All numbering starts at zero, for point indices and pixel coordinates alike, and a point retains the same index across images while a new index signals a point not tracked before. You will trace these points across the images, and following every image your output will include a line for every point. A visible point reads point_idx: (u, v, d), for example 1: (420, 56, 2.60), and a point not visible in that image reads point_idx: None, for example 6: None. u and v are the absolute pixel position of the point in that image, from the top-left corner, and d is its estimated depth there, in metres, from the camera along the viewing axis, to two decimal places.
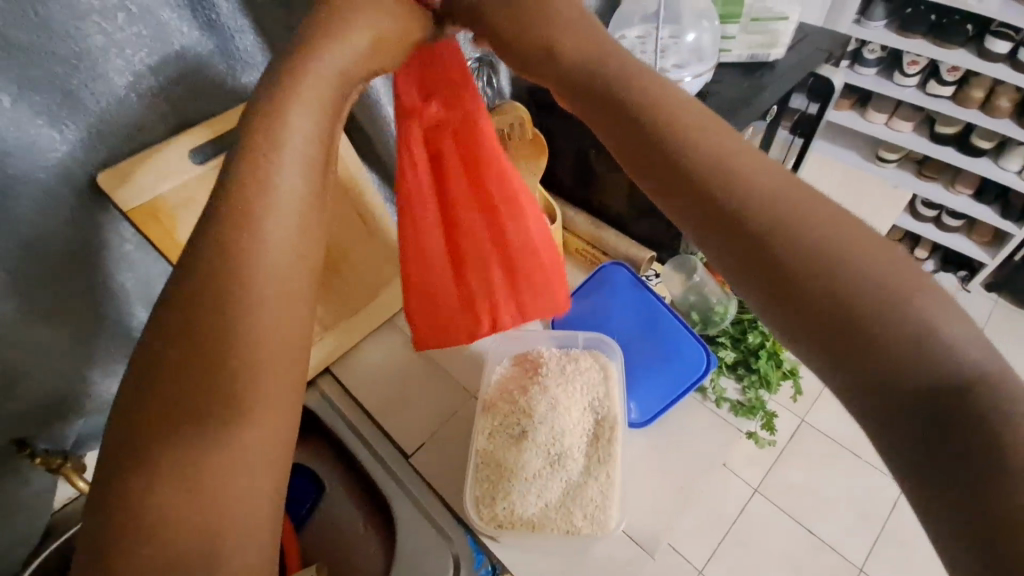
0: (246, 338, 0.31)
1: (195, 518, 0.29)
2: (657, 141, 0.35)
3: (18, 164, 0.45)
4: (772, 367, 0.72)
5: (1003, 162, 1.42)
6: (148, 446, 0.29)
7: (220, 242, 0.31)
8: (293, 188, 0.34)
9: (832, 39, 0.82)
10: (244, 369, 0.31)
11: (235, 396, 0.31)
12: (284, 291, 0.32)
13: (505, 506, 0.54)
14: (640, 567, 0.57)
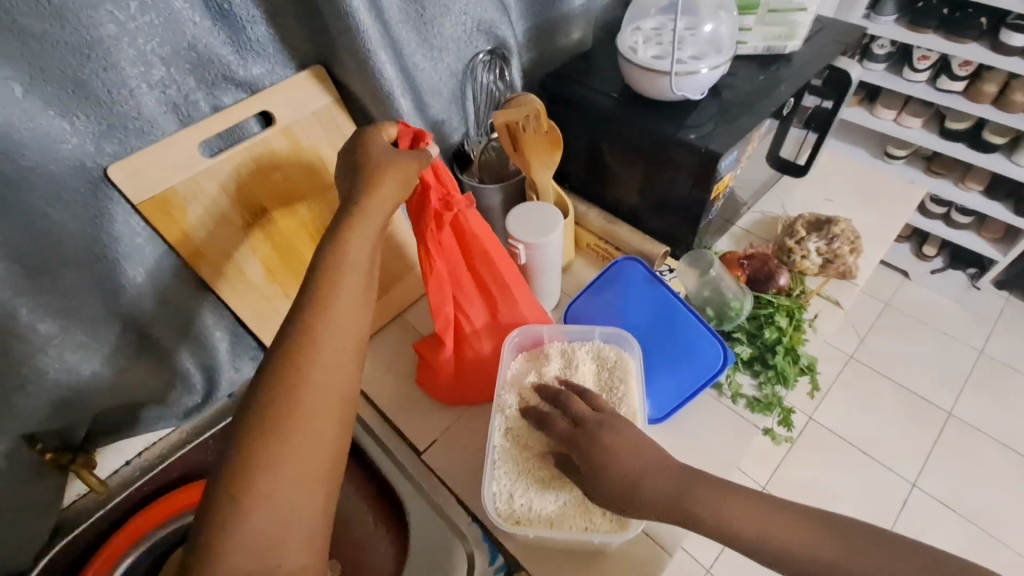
0: (312, 398, 0.42)
1: (257, 548, 0.38)
2: (687, 521, 0.45)
3: (31, 155, 0.45)
4: (789, 363, 0.69)
5: (1016, 158, 1.39)
6: (229, 472, 0.39)
7: (300, 335, 0.44)
8: (350, 303, 0.46)
9: (848, 31, 0.81)
10: (304, 427, 0.41)
11: (294, 445, 0.41)
12: (335, 380, 0.44)
13: (527, 504, 0.53)
14: (658, 565, 0.57)
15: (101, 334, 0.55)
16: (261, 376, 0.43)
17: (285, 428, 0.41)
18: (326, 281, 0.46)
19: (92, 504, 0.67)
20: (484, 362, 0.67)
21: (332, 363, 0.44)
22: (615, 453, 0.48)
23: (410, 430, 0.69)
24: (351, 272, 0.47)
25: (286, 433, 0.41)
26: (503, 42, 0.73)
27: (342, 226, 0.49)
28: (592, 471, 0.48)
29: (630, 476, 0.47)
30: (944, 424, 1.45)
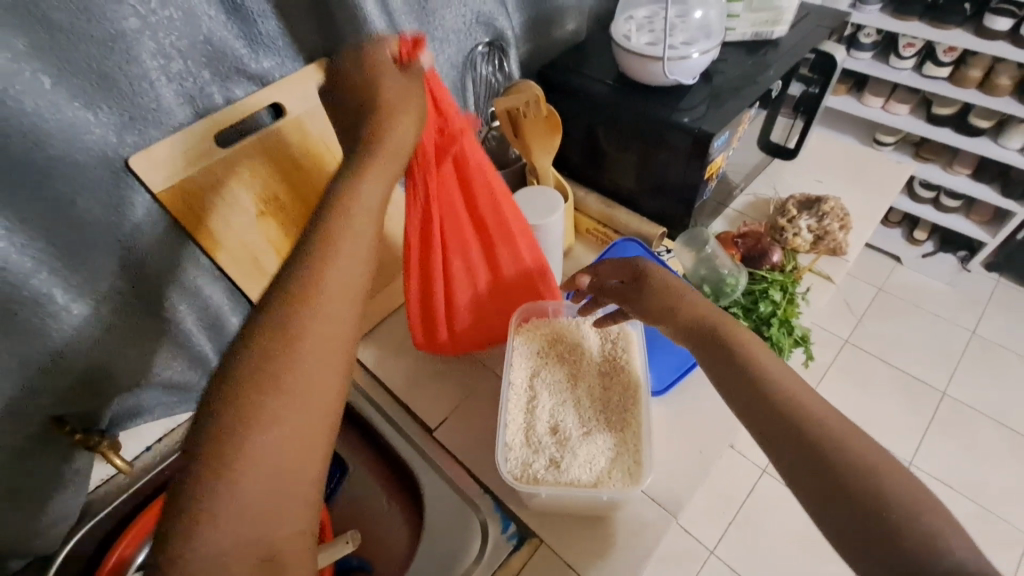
0: (311, 353, 0.38)
1: (248, 515, 0.34)
2: (712, 344, 0.50)
3: (58, 144, 0.47)
4: (784, 334, 0.72)
5: (1004, 141, 1.43)
6: (214, 429, 0.35)
7: (289, 312, 0.38)
8: (341, 273, 0.40)
9: (832, 17, 0.84)
10: (304, 389, 0.37)
11: (276, 437, 0.36)
12: (326, 363, 0.38)
13: (545, 464, 0.55)
14: (664, 527, 0.60)
15: (126, 317, 0.57)
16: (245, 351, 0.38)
17: (267, 420, 0.36)
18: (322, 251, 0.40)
19: (116, 488, 0.69)
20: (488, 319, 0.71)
21: (324, 343, 0.39)
22: (662, 276, 0.57)
23: (421, 409, 0.72)
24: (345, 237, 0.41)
25: (268, 424, 0.36)
26: (500, 34, 0.76)
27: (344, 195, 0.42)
28: (642, 271, 0.58)
29: (675, 285, 0.55)
30: (939, 401, 1.48)
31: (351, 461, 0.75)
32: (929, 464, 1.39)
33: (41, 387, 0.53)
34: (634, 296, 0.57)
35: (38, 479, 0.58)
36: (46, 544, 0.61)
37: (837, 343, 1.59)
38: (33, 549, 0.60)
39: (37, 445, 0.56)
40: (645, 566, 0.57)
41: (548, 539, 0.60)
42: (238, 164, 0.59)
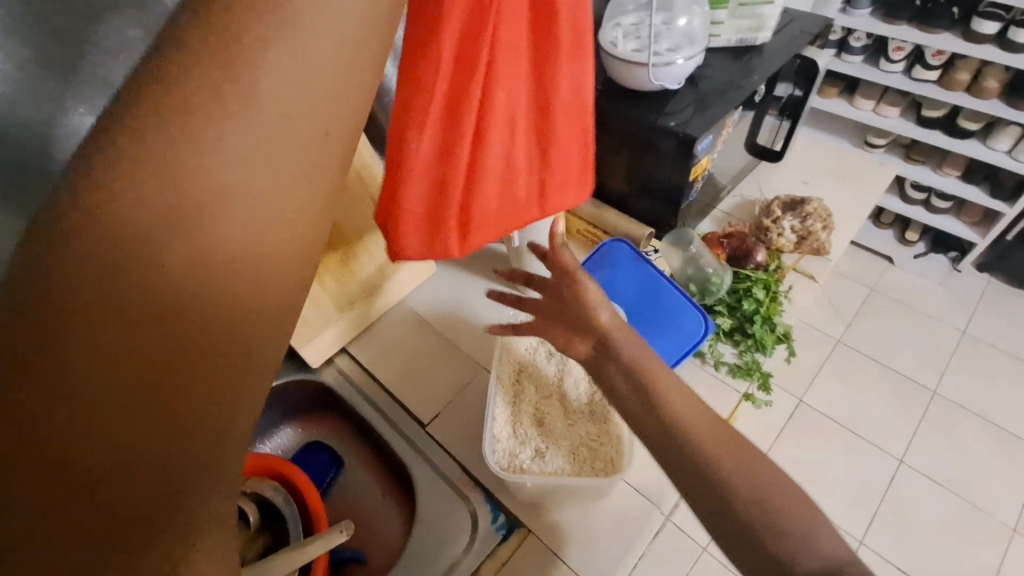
0: (245, 240, 0.24)
1: (162, 462, 0.23)
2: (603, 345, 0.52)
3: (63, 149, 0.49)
4: (767, 331, 0.74)
5: (992, 142, 1.45)
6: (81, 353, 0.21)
7: (168, 219, 0.22)
8: (287, 126, 0.23)
9: (815, 23, 0.86)
10: (236, 297, 0.24)
11: (196, 352, 0.23)
12: (269, 258, 0.25)
13: (531, 454, 0.57)
14: (647, 517, 0.62)
15: None
16: (49, 281, 0.20)
17: (184, 341, 0.23)
18: (244, 68, 0.21)
19: None
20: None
21: (245, 263, 0.24)
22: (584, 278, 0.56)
23: (415, 405, 0.73)
24: (309, 45, 0.23)
25: (181, 332, 0.23)
26: None
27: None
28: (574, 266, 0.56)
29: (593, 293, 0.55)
30: (930, 400, 1.49)
31: (347, 458, 0.78)
32: None
33: None
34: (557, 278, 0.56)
35: None
36: None
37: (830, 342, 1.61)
38: None
39: None
40: (628, 555, 0.60)
41: (536, 529, 0.62)
42: None
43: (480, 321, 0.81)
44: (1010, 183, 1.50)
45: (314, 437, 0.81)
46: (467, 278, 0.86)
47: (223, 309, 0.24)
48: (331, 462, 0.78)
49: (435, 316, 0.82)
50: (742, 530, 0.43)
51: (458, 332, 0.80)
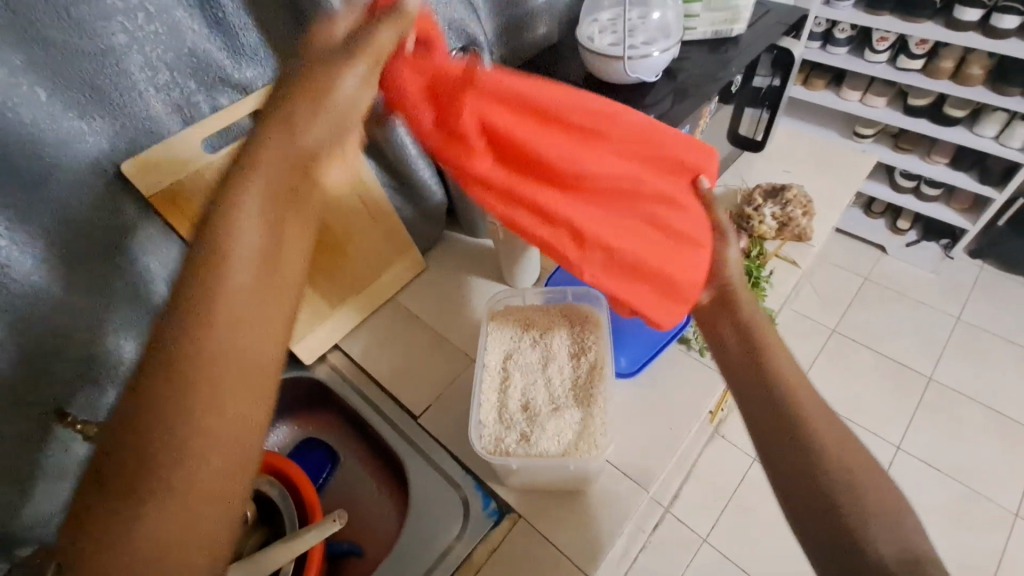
0: (231, 348, 0.34)
1: (171, 515, 0.31)
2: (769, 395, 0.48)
3: (53, 152, 0.50)
4: None
5: (979, 129, 1.46)
6: (123, 444, 0.32)
7: (171, 352, 0.33)
8: (250, 256, 0.36)
9: (792, 14, 0.88)
10: (216, 382, 0.33)
11: (193, 425, 0.32)
12: (257, 347, 0.35)
13: (516, 438, 0.58)
14: (635, 499, 0.63)
15: (125, 310, 0.62)
16: (126, 406, 0.32)
17: (178, 407, 0.32)
18: (225, 234, 0.36)
19: None
20: (685, 255, 0.55)
21: (241, 348, 0.34)
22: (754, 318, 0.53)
23: (406, 398, 0.75)
24: (243, 202, 0.37)
25: (184, 417, 0.32)
26: (474, 40, 0.80)
27: (232, 212, 0.36)
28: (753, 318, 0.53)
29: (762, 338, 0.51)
30: (926, 385, 1.51)
31: (343, 453, 0.79)
32: (917, 448, 1.41)
33: (44, 378, 0.57)
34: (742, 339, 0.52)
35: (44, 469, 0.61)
36: (51, 533, 0.65)
37: (823, 332, 1.62)
38: (40, 537, 0.64)
39: (41, 438, 0.59)
40: (616, 538, 0.61)
41: (526, 514, 0.63)
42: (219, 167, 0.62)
43: (470, 315, 0.83)
44: (999, 168, 1.51)
45: (309, 434, 0.82)
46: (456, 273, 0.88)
47: (240, 376, 0.34)
48: (326, 456, 0.79)
49: (426, 311, 0.84)
50: (823, 516, 0.43)
51: (448, 326, 0.81)
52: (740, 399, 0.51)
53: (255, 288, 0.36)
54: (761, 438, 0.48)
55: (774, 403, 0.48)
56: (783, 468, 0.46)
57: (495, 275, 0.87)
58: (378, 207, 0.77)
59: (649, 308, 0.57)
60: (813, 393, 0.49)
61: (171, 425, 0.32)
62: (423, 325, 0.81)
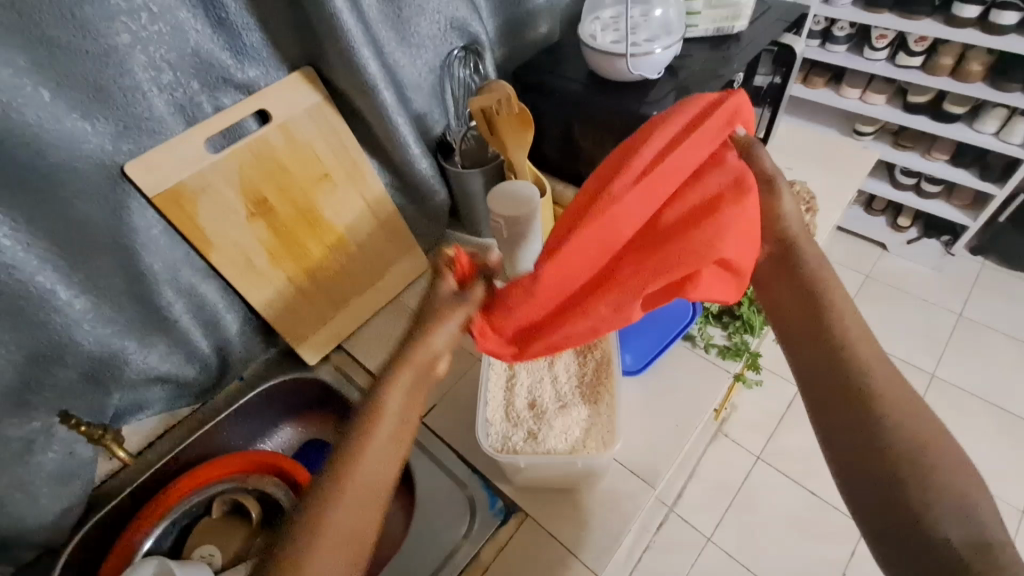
0: (366, 483, 0.43)
1: None
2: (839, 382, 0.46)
3: (58, 153, 0.50)
4: (755, 311, 0.75)
5: (979, 126, 1.46)
6: (286, 543, 0.40)
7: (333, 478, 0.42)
8: (397, 410, 0.46)
9: (792, 11, 0.88)
10: (352, 510, 0.41)
11: (332, 544, 0.40)
12: (380, 485, 0.43)
13: (523, 436, 0.59)
14: (642, 497, 0.63)
15: (127, 312, 0.61)
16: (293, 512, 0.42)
17: (324, 525, 0.41)
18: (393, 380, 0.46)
19: (120, 482, 0.71)
20: (744, 203, 0.51)
21: (371, 492, 0.43)
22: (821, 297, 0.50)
23: None
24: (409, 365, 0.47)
25: (329, 533, 0.40)
26: (475, 39, 0.80)
27: (377, 399, 0.45)
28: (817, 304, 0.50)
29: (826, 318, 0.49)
30: (928, 383, 1.51)
31: None
32: None
33: (47, 379, 0.58)
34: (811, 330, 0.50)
35: (48, 471, 0.61)
36: (56, 536, 0.64)
37: None
38: (44, 540, 0.63)
39: (45, 438, 0.59)
40: (622, 536, 0.60)
41: (534, 514, 0.63)
42: (223, 169, 0.61)
43: None
44: (999, 164, 1.51)
45: (314, 436, 0.82)
46: None
47: (366, 513, 0.42)
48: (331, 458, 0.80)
49: None
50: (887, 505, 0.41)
51: None
52: (805, 377, 0.49)
53: (387, 445, 0.44)
54: (822, 410, 0.47)
55: (838, 372, 0.47)
56: (852, 461, 0.44)
57: None
58: (380, 206, 0.78)
59: (714, 289, 0.53)
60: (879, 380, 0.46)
61: (317, 536, 0.40)
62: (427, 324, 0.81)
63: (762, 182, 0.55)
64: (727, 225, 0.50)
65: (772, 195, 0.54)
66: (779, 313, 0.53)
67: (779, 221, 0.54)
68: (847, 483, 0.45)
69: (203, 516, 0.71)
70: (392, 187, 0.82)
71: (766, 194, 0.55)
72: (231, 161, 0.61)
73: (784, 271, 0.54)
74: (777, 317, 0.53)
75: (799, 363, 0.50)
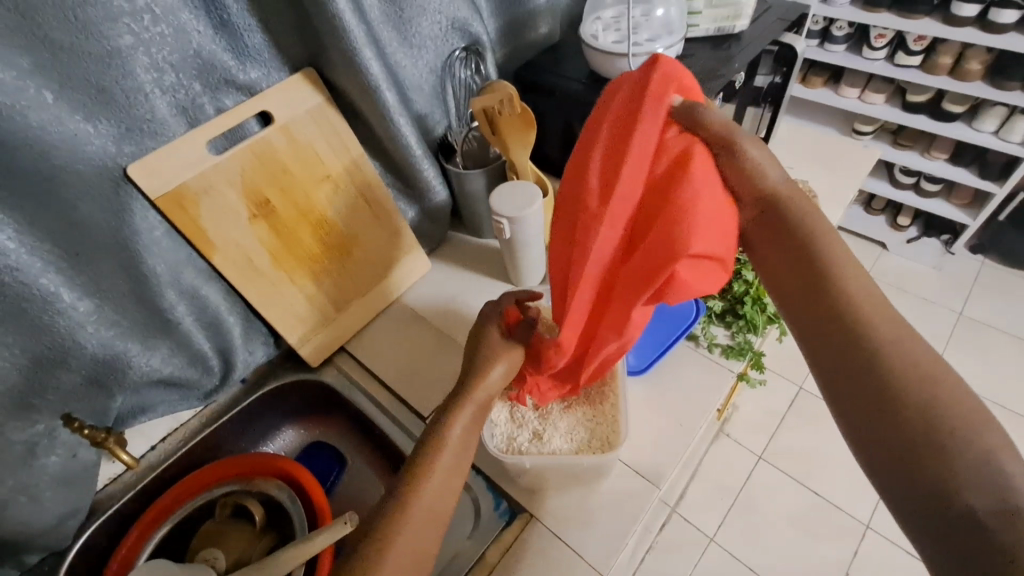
0: (426, 503, 0.47)
1: None
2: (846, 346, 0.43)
3: (61, 155, 0.50)
4: (758, 311, 0.75)
5: (978, 124, 1.46)
6: (353, 559, 0.44)
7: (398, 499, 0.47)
8: (458, 438, 0.51)
9: (792, 11, 0.88)
10: (413, 528, 0.46)
11: (398, 559, 0.44)
12: (436, 506, 0.47)
13: (529, 436, 0.59)
14: (647, 498, 0.63)
15: (130, 314, 0.61)
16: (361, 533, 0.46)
17: (390, 543, 0.44)
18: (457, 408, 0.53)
19: (122, 486, 0.71)
20: (693, 181, 0.45)
21: (430, 510, 0.47)
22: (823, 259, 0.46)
23: (414, 399, 0.74)
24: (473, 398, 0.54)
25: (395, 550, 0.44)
26: (476, 39, 0.80)
27: (439, 434, 0.50)
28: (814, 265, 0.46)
29: (821, 283, 0.46)
30: None
31: (351, 457, 0.79)
32: None
33: (49, 382, 0.57)
34: (810, 293, 0.46)
35: (51, 475, 0.61)
36: (59, 540, 0.64)
37: None
38: (47, 545, 0.63)
39: (48, 441, 0.59)
40: (629, 536, 0.60)
41: (539, 515, 0.63)
42: (225, 171, 0.61)
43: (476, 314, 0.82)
44: (999, 163, 1.51)
45: (317, 438, 0.82)
46: (461, 273, 0.88)
47: (427, 530, 0.46)
48: (334, 460, 0.80)
49: (432, 311, 0.84)
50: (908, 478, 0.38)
51: (454, 327, 0.81)
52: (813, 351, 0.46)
53: (448, 471, 0.49)
54: (830, 380, 0.44)
55: (842, 337, 0.44)
56: (868, 435, 0.41)
57: (500, 275, 0.86)
58: (382, 207, 0.78)
59: (702, 281, 0.45)
60: (888, 334, 0.42)
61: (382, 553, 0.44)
62: (430, 325, 0.81)
63: (716, 145, 0.47)
64: (687, 212, 0.44)
65: (736, 157, 0.47)
66: (779, 288, 0.49)
67: (753, 177, 0.47)
68: (864, 453, 0.41)
69: (203, 520, 0.71)
70: (394, 188, 0.83)
71: (726, 157, 0.47)
72: (233, 163, 0.61)
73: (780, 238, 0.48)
74: (779, 292, 0.49)
75: (803, 335, 0.47)
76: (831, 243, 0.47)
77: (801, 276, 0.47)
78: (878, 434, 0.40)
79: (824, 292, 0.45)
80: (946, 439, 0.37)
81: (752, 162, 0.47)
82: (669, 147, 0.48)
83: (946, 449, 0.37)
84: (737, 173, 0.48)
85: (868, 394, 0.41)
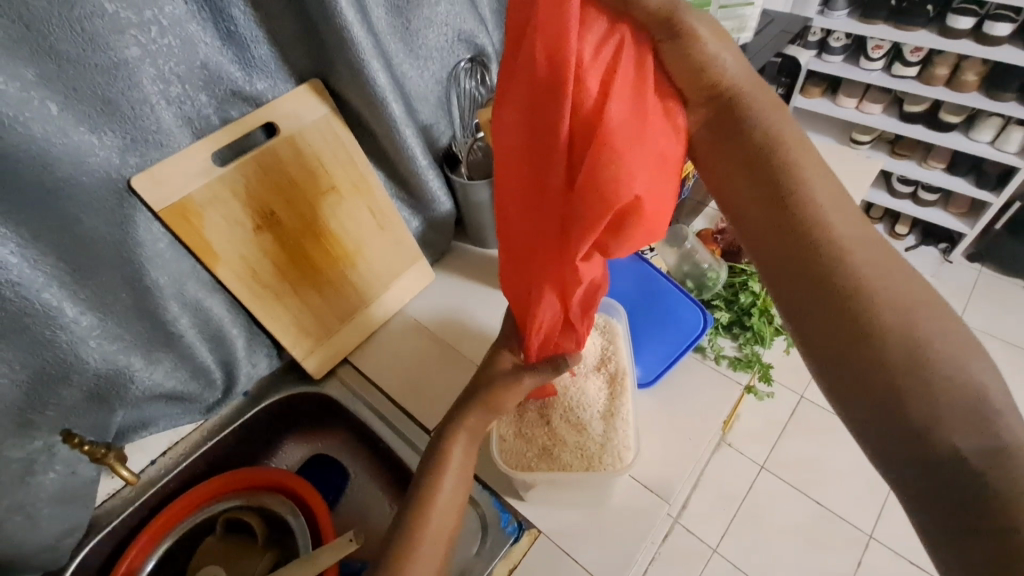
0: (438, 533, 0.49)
1: None
2: (821, 276, 0.39)
3: (65, 168, 0.49)
4: (765, 323, 0.75)
5: (975, 134, 1.46)
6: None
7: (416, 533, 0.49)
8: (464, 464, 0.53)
9: (795, 23, 0.90)
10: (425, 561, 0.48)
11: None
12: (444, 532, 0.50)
13: (536, 454, 0.58)
14: (655, 511, 0.62)
15: (133, 328, 0.60)
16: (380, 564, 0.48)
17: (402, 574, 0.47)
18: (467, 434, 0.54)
19: (122, 501, 0.70)
20: (617, 98, 0.39)
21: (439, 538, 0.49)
22: (790, 168, 0.41)
23: (419, 412, 0.74)
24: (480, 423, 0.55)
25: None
26: (481, 50, 0.81)
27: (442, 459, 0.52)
28: (781, 173, 0.41)
29: (789, 199, 0.41)
30: None
31: (354, 470, 0.78)
32: None
33: (50, 398, 0.56)
34: (776, 211, 0.41)
35: (48, 493, 0.59)
36: (55, 559, 0.63)
37: None
38: (44, 565, 0.62)
39: (47, 458, 0.58)
40: (639, 552, 0.59)
41: (547, 530, 0.62)
42: (231, 182, 0.61)
43: (481, 324, 0.82)
44: (996, 172, 1.51)
45: (319, 452, 0.81)
46: (465, 283, 0.87)
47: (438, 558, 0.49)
48: (337, 473, 0.79)
49: (436, 322, 0.83)
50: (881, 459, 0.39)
51: (458, 338, 0.80)
52: (778, 284, 0.42)
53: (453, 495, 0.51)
54: (798, 313, 0.41)
55: (817, 262, 0.40)
56: (850, 393, 0.38)
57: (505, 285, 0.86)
58: (386, 217, 0.77)
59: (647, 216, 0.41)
60: (865, 264, 0.39)
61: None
62: (435, 337, 0.81)
63: (659, 31, 0.39)
64: (622, 139, 0.39)
65: (680, 45, 0.39)
66: (735, 206, 0.44)
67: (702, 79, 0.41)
68: (841, 400, 0.39)
69: (204, 535, 0.70)
70: (399, 199, 0.82)
71: (668, 46, 0.39)
72: (237, 173, 0.61)
73: (731, 147, 0.43)
74: (736, 210, 0.44)
75: (764, 261, 0.43)
76: (795, 151, 0.42)
77: (768, 191, 0.42)
78: (862, 382, 0.38)
79: (791, 214, 0.41)
80: (931, 381, 0.36)
81: (700, 61, 0.40)
82: (596, 47, 0.39)
83: (931, 397, 0.36)
84: (682, 68, 0.40)
85: (849, 335, 0.38)
